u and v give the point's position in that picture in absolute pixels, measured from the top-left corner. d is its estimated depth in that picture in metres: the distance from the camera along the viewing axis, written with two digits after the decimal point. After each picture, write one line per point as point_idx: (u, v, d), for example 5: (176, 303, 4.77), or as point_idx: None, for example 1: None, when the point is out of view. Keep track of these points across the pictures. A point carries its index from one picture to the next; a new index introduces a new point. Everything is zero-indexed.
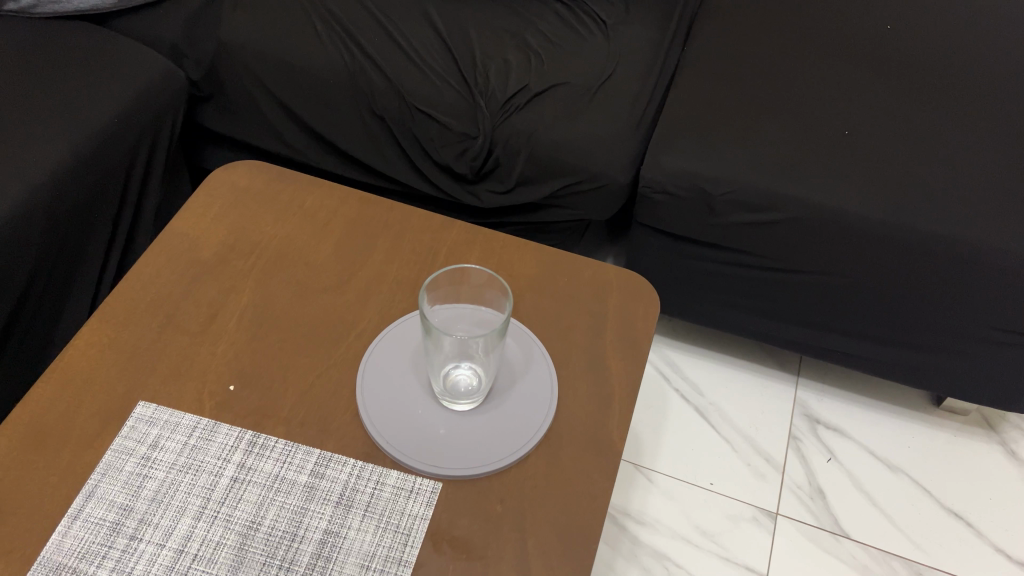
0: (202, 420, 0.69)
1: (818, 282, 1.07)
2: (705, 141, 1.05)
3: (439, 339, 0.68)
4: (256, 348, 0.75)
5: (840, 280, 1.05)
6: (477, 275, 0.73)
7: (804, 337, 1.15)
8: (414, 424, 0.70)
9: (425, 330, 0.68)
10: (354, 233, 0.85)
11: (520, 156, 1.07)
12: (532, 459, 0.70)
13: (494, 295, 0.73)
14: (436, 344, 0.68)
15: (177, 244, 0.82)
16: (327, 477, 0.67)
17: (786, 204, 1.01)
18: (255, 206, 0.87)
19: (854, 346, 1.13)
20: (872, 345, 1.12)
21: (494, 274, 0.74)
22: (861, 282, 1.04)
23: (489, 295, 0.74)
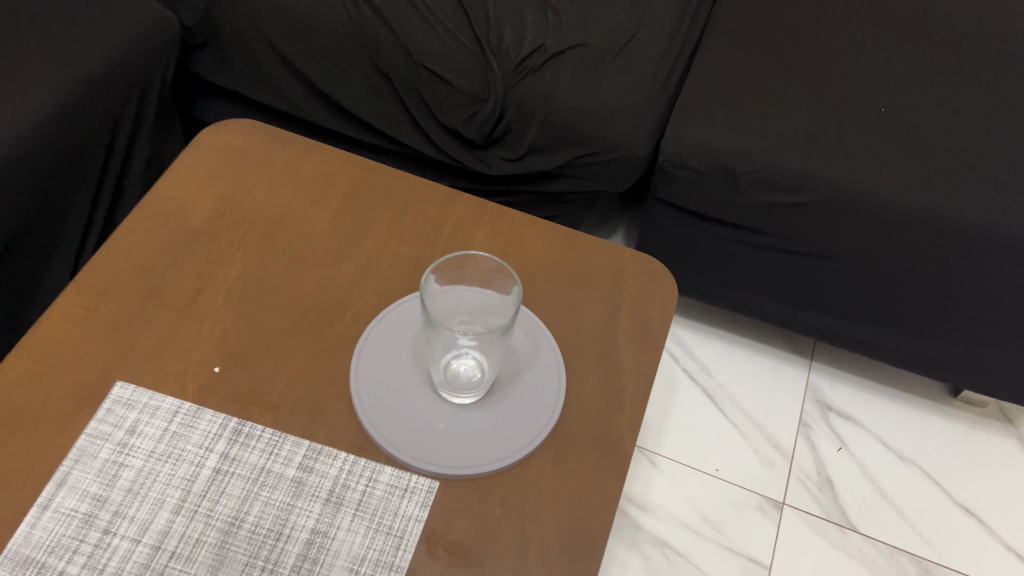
0: (184, 405, 0.65)
1: (843, 267, 1.01)
2: (730, 114, 0.98)
3: (439, 329, 0.63)
4: (245, 327, 0.69)
5: (866, 267, 1.00)
6: (482, 260, 0.68)
7: (824, 323, 1.10)
8: (410, 417, 0.66)
9: (427, 321, 0.63)
10: (353, 201, 0.79)
11: (533, 121, 1.00)
12: (536, 459, 0.65)
13: (504, 283, 0.68)
14: (436, 335, 0.63)
15: (160, 207, 0.76)
16: (316, 471, 0.62)
17: (815, 184, 0.95)
18: (248, 167, 0.80)
19: (875, 335, 1.08)
20: (892, 335, 1.07)
21: (503, 260, 0.68)
22: (890, 269, 0.99)
23: (497, 282, 0.69)
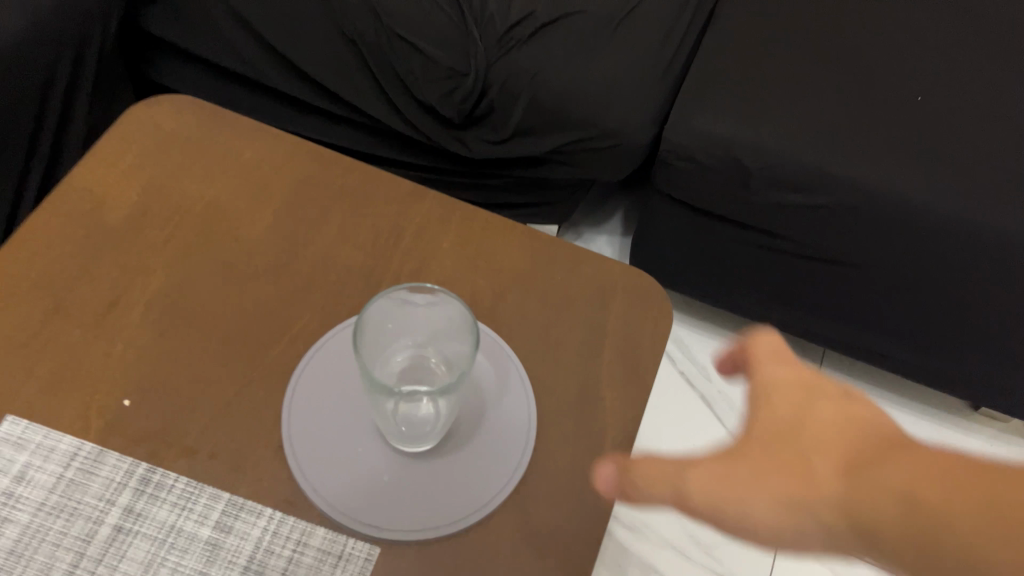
0: (85, 445, 0.55)
1: (858, 278, 0.92)
2: (741, 103, 0.88)
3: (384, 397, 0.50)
4: (164, 351, 0.60)
5: (885, 279, 0.91)
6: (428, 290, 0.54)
7: (830, 334, 1.02)
8: (351, 467, 0.56)
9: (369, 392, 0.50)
10: (301, 200, 0.69)
11: (519, 100, 0.89)
12: (496, 520, 0.55)
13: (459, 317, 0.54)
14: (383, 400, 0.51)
15: (74, 202, 0.65)
16: (235, 532, 0.53)
17: (835, 188, 0.85)
18: (181, 156, 0.69)
19: (890, 348, 0.99)
20: (907, 347, 0.98)
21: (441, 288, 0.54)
22: (910, 283, 0.90)
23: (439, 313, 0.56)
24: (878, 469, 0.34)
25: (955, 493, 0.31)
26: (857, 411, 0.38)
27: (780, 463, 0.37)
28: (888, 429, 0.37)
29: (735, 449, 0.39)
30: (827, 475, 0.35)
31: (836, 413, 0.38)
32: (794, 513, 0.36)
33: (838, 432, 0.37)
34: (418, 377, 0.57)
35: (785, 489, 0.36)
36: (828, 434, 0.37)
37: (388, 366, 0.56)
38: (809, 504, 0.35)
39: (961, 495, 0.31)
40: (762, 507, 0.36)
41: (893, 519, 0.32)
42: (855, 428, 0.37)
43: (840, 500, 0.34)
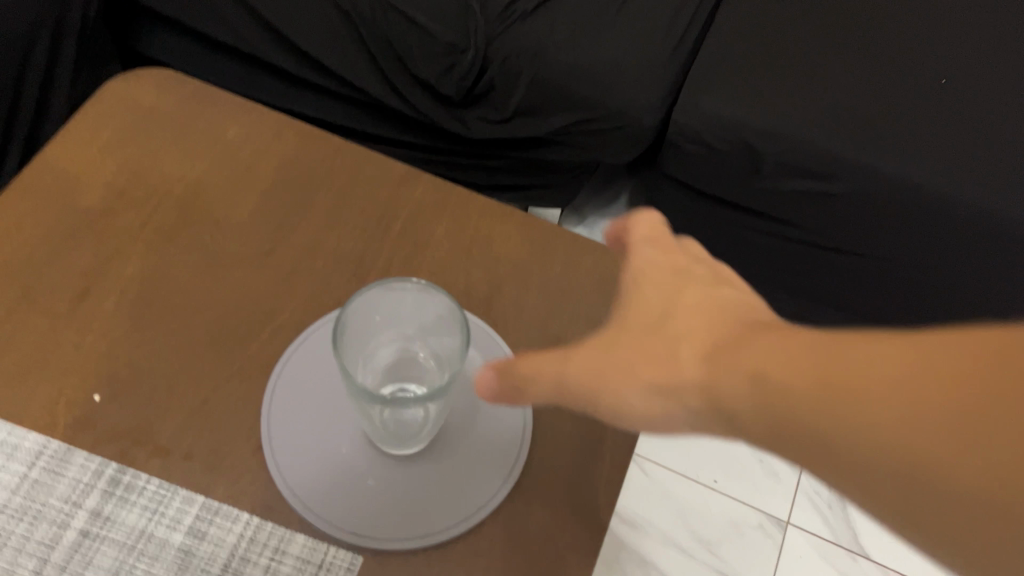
0: (51, 444, 0.52)
1: (866, 269, 0.91)
2: (753, 86, 0.85)
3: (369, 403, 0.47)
4: (138, 342, 0.56)
5: (894, 269, 0.89)
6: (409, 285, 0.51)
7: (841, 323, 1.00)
8: (335, 470, 0.53)
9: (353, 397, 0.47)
10: (288, 183, 0.65)
11: (521, 79, 0.86)
12: (487, 527, 0.52)
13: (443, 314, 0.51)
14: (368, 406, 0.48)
15: (46, 182, 0.62)
16: (209, 539, 0.50)
17: (847, 174, 0.83)
18: (161, 135, 0.66)
19: None
20: None
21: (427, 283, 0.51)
22: (921, 273, 0.88)
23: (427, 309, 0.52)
24: (729, 346, 0.35)
25: (782, 362, 0.32)
26: (722, 300, 0.39)
27: (648, 353, 0.38)
28: (751, 313, 0.38)
29: (608, 342, 0.40)
30: (683, 354, 0.36)
31: (702, 299, 0.39)
32: (663, 399, 0.37)
33: (701, 315, 0.38)
34: (406, 375, 0.54)
35: (651, 377, 0.37)
36: (690, 318, 0.38)
37: (371, 365, 0.53)
38: (667, 383, 0.36)
39: (808, 379, 0.31)
40: (630, 388, 0.38)
41: (734, 391, 0.33)
42: (717, 315, 0.38)
43: (699, 384, 0.35)
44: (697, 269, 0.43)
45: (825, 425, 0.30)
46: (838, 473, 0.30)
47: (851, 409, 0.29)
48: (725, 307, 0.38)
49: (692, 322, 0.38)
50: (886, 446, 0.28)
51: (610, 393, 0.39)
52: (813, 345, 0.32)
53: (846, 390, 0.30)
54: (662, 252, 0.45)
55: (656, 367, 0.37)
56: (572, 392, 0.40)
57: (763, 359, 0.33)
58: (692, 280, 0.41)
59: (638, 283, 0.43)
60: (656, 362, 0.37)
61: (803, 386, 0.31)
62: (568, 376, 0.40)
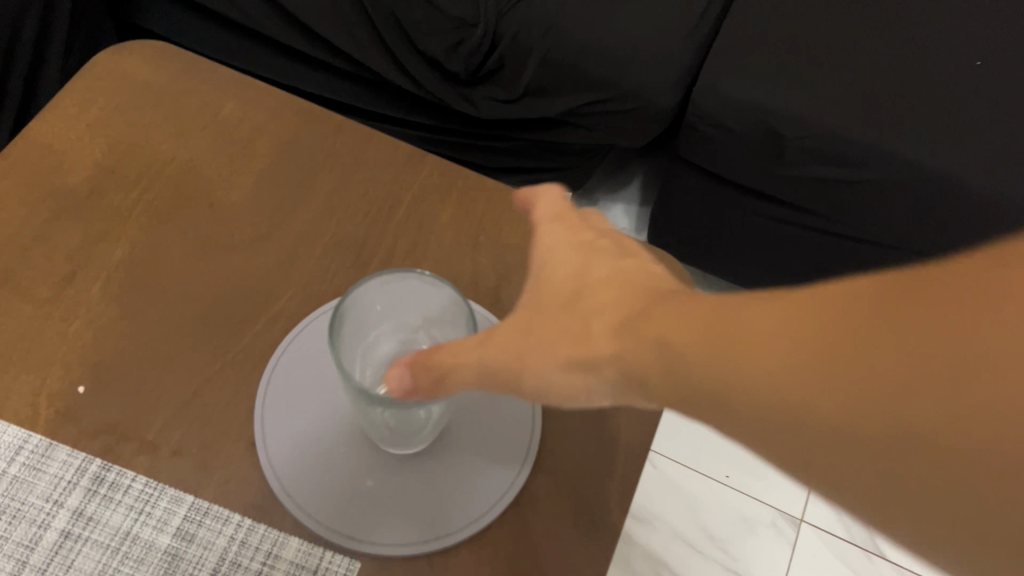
0: (31, 438, 0.49)
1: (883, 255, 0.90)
2: (776, 67, 0.81)
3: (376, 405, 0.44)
4: (126, 331, 0.53)
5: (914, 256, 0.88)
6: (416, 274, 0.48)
7: None
8: (332, 470, 0.50)
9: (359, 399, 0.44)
10: (287, 164, 0.62)
11: (531, 56, 0.82)
12: (492, 533, 0.49)
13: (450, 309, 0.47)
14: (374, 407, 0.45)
15: (31, 159, 0.58)
16: (198, 541, 0.47)
17: (875, 161, 0.79)
18: (154, 111, 0.62)
19: None
20: None
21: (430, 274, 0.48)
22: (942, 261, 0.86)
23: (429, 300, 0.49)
24: (639, 316, 0.32)
25: (696, 333, 0.29)
26: (637, 270, 0.36)
27: (563, 327, 0.34)
28: (665, 283, 0.35)
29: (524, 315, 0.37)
30: (595, 327, 0.33)
31: (612, 270, 0.36)
32: (578, 372, 0.33)
33: (616, 289, 0.34)
34: None
35: (567, 353, 0.33)
36: (600, 291, 0.34)
37: (370, 358, 0.49)
38: (582, 362, 0.33)
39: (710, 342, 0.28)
40: (545, 369, 0.34)
41: (643, 359, 0.31)
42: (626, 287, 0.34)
43: (612, 358, 0.32)
44: (603, 241, 0.40)
45: (720, 387, 0.28)
46: (774, 452, 0.26)
47: (754, 373, 0.26)
48: (635, 276, 0.35)
49: (602, 295, 0.34)
50: (776, 397, 0.25)
51: (530, 376, 0.35)
52: (733, 312, 0.29)
53: (741, 351, 0.27)
54: (567, 225, 0.41)
55: (570, 343, 0.33)
56: (497, 379, 0.37)
57: (673, 331, 0.30)
58: (598, 253, 0.38)
59: (544, 261, 0.39)
60: (572, 336, 0.34)
61: (721, 359, 0.28)
62: (487, 363, 0.36)
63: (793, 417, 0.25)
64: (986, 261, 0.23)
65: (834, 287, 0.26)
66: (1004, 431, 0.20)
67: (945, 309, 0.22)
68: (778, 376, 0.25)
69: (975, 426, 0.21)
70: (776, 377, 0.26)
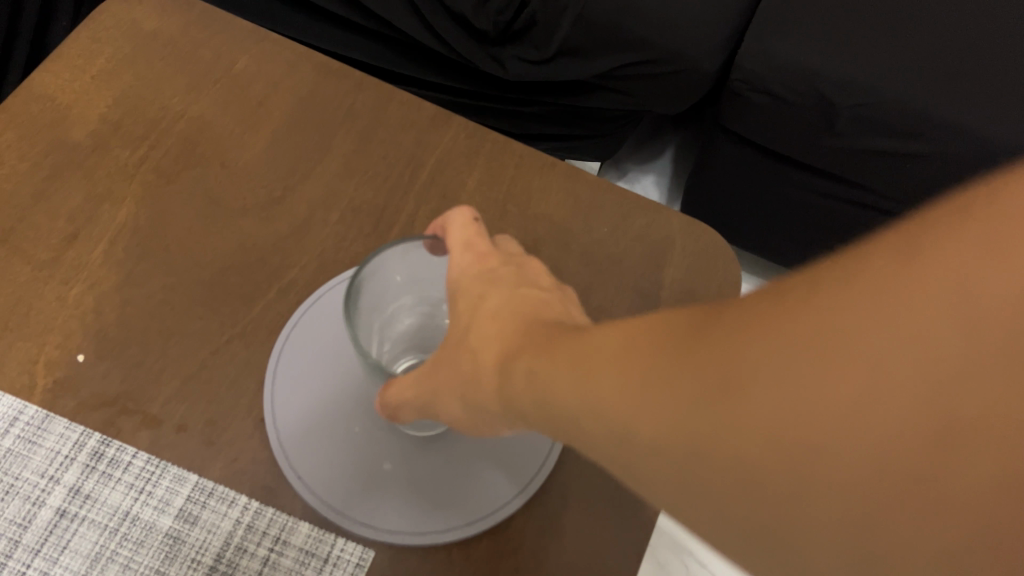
0: (27, 409, 0.45)
1: None
2: (828, 31, 0.75)
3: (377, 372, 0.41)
4: (129, 297, 0.50)
5: None
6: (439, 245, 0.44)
7: None
8: (347, 453, 0.47)
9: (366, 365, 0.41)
10: (302, 122, 0.58)
11: (567, 14, 0.77)
12: (518, 523, 0.46)
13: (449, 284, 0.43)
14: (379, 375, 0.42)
15: (32, 112, 0.55)
16: (201, 524, 0.44)
17: (935, 133, 0.73)
18: (163, 63, 0.58)
19: None
20: None
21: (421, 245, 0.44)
22: None
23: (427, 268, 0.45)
24: (517, 350, 0.32)
25: (560, 368, 0.29)
26: (523, 300, 0.36)
27: (459, 367, 0.35)
28: (550, 314, 0.35)
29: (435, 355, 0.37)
30: (478, 367, 0.34)
31: (505, 301, 0.36)
32: (473, 408, 0.35)
33: (499, 322, 0.35)
34: (426, 341, 0.47)
35: (463, 391, 0.35)
36: (486, 325, 0.35)
37: (390, 332, 0.46)
38: (470, 399, 0.35)
39: (561, 375, 0.29)
40: (446, 404, 0.37)
41: (514, 388, 0.31)
42: (512, 315, 0.35)
43: (492, 393, 0.33)
44: (506, 268, 0.40)
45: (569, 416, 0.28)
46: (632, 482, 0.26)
47: (585, 400, 0.27)
48: (522, 308, 0.36)
49: (484, 330, 0.34)
50: (608, 425, 0.26)
51: (438, 409, 0.38)
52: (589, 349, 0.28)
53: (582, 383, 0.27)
54: (473, 253, 0.41)
55: (460, 381, 0.35)
56: (415, 408, 0.39)
57: (539, 363, 0.30)
58: (496, 283, 0.38)
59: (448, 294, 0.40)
60: (465, 377, 0.35)
61: (578, 390, 0.27)
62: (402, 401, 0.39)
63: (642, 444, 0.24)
64: (821, 266, 0.22)
65: (684, 313, 0.26)
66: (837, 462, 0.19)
67: (785, 326, 0.21)
68: (624, 406, 0.25)
69: (808, 455, 0.20)
70: (624, 405, 0.25)
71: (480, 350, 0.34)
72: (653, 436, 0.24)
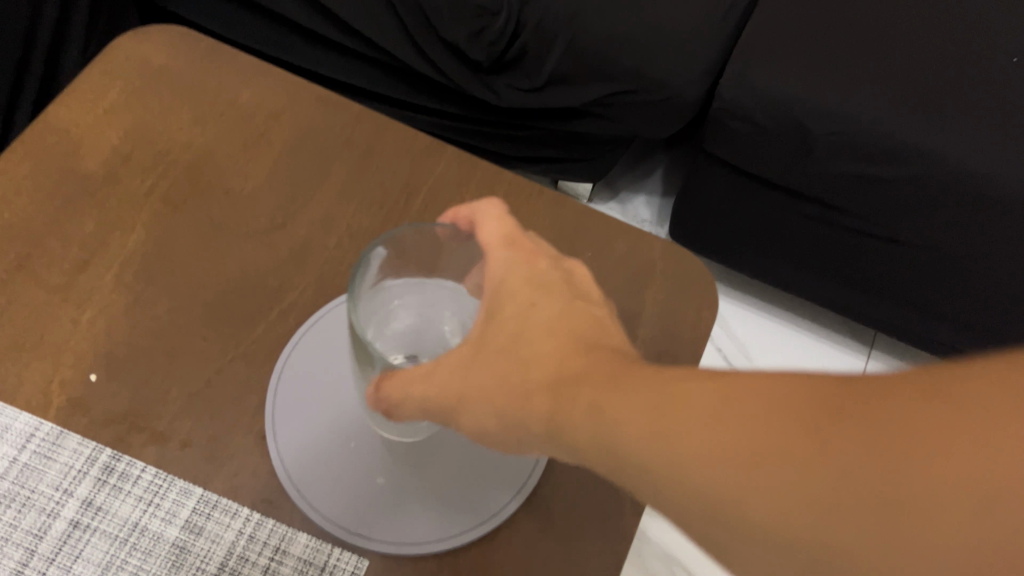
0: (44, 426, 0.48)
1: (914, 255, 0.87)
2: (807, 61, 0.79)
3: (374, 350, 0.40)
4: (138, 320, 0.53)
5: (943, 259, 0.86)
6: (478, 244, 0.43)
7: (881, 311, 0.97)
8: (344, 469, 0.50)
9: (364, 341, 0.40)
10: (302, 152, 0.61)
11: (556, 45, 0.81)
12: (503, 535, 0.48)
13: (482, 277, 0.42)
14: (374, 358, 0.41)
15: (47, 143, 0.58)
16: (206, 535, 0.47)
17: (908, 159, 0.76)
18: (171, 96, 0.62)
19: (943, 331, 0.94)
20: (967, 330, 0.93)
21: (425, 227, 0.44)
22: (972, 267, 0.84)
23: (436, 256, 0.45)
24: (577, 378, 0.33)
25: (635, 418, 0.30)
26: (579, 317, 0.36)
27: (506, 382, 0.35)
28: (606, 337, 0.36)
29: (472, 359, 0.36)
30: (532, 382, 0.34)
31: (557, 313, 0.36)
32: (511, 427, 0.35)
33: (554, 340, 0.35)
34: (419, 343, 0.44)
35: (502, 407, 0.35)
36: (540, 339, 0.35)
37: (385, 328, 0.44)
38: (516, 416, 0.34)
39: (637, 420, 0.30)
40: (480, 414, 0.35)
41: (577, 424, 0.32)
42: (565, 336, 0.35)
43: (545, 420, 0.33)
44: (555, 274, 0.40)
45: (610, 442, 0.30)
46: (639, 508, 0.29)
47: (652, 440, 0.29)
48: (580, 325, 0.36)
49: (543, 345, 0.35)
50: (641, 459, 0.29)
51: (467, 418, 0.36)
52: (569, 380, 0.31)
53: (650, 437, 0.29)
54: (523, 249, 0.41)
55: (507, 394, 0.34)
56: (437, 414, 0.37)
57: (606, 398, 0.31)
58: (545, 291, 0.38)
59: (494, 295, 0.39)
60: (510, 393, 0.34)
61: (647, 429, 0.29)
62: (426, 400, 0.37)
63: (676, 472, 0.28)
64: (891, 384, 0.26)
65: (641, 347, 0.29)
66: (886, 494, 0.24)
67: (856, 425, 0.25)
68: (691, 435, 0.28)
69: (857, 505, 0.24)
70: (671, 445, 0.28)
71: (534, 364, 0.34)
72: (713, 459, 0.27)
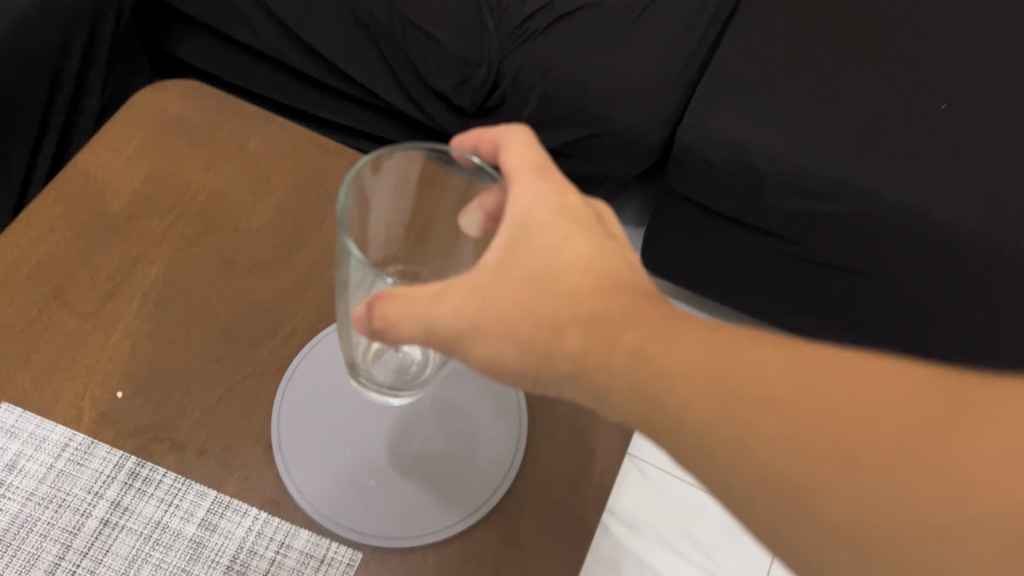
0: (77, 436, 0.55)
1: (863, 280, 0.95)
2: (759, 108, 0.87)
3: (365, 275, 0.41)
4: (158, 343, 0.60)
5: (888, 287, 0.94)
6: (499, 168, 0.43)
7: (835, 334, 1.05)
8: (340, 474, 0.56)
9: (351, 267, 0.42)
10: (303, 194, 0.68)
11: (531, 94, 0.90)
12: (480, 531, 0.56)
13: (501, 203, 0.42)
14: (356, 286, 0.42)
15: (77, 187, 0.65)
16: (220, 531, 0.53)
17: (849, 195, 0.85)
18: (186, 144, 0.69)
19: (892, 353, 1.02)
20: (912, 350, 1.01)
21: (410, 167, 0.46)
22: (915, 293, 0.92)
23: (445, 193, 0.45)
24: (613, 320, 0.36)
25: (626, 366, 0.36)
26: (610, 256, 0.39)
27: (534, 312, 0.37)
28: (637, 281, 0.39)
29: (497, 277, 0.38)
30: (565, 316, 0.37)
31: (592, 249, 0.39)
32: (532, 356, 0.37)
33: (591, 277, 0.37)
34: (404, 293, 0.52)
35: (526, 337, 0.37)
36: (575, 272, 0.37)
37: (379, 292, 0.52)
38: (541, 346, 0.37)
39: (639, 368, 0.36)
40: (497, 343, 0.37)
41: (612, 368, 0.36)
42: (597, 272, 0.38)
43: (574, 353, 0.36)
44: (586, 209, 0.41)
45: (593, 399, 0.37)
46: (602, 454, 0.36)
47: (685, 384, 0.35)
48: (612, 266, 0.38)
49: (583, 280, 0.37)
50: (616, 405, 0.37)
51: (479, 344, 0.37)
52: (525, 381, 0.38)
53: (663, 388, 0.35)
54: (554, 179, 0.41)
55: (533, 324, 0.37)
56: (440, 340, 0.38)
57: (653, 348, 0.36)
58: (574, 226, 0.39)
59: (521, 225, 0.39)
60: (538, 324, 0.37)
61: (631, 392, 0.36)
62: (436, 323, 0.37)
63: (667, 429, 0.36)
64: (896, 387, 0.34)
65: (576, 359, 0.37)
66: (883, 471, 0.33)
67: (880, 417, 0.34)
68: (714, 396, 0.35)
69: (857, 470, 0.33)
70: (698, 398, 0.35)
71: (568, 298, 0.37)
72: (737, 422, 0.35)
